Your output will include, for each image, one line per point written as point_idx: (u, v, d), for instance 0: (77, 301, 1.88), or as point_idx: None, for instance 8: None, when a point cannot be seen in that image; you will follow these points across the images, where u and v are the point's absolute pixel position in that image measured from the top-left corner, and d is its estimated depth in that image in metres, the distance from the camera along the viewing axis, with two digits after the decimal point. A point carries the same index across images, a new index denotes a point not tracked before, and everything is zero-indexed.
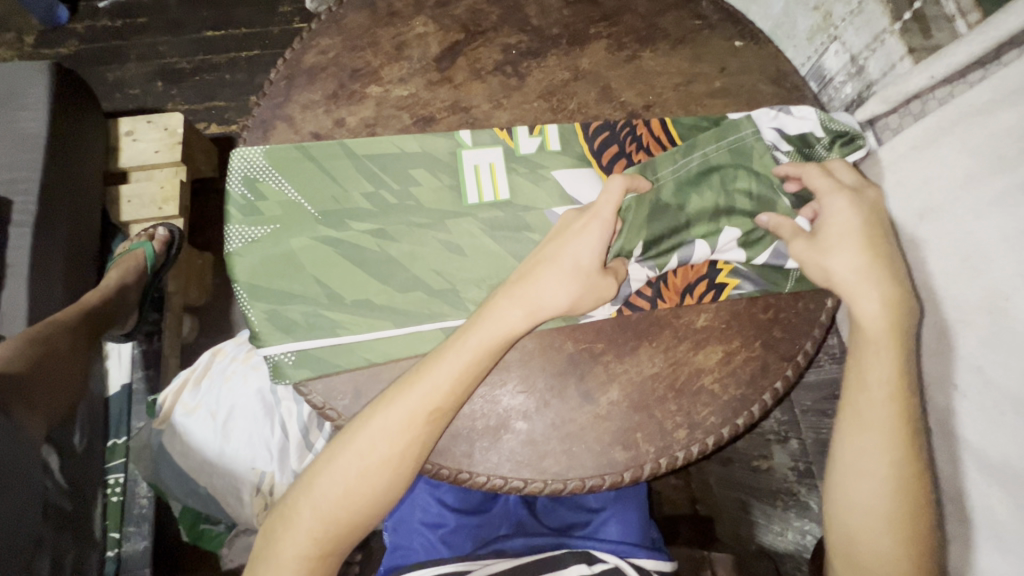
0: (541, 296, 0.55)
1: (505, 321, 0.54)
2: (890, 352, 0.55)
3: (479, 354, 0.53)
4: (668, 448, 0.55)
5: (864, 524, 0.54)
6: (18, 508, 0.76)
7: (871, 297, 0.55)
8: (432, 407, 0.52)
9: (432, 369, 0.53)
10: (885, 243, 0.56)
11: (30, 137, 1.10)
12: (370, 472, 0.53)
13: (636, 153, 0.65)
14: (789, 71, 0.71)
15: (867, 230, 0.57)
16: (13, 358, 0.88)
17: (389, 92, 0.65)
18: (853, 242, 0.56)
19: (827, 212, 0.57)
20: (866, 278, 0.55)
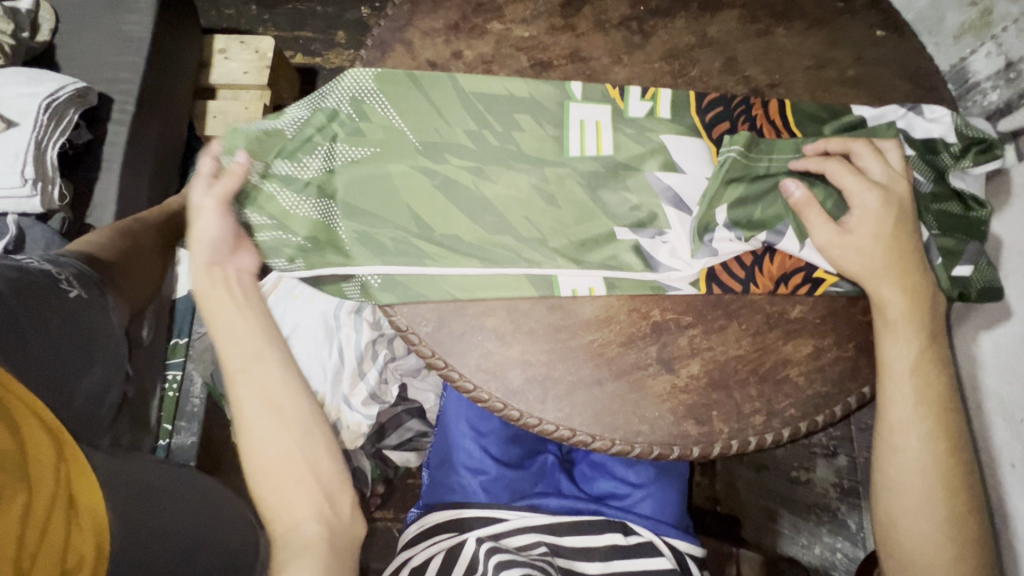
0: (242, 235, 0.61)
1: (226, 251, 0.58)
2: (905, 331, 0.53)
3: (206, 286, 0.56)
4: (742, 431, 0.54)
5: (924, 528, 0.52)
6: (104, 381, 0.77)
7: (890, 289, 0.53)
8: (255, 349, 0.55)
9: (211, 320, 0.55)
10: (912, 243, 0.54)
11: (135, 40, 1.14)
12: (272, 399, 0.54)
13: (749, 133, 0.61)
14: (929, 70, 0.66)
15: (898, 228, 0.53)
16: (104, 247, 0.93)
17: (510, 31, 0.64)
18: (884, 233, 0.53)
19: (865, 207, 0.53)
20: (883, 274, 0.53)
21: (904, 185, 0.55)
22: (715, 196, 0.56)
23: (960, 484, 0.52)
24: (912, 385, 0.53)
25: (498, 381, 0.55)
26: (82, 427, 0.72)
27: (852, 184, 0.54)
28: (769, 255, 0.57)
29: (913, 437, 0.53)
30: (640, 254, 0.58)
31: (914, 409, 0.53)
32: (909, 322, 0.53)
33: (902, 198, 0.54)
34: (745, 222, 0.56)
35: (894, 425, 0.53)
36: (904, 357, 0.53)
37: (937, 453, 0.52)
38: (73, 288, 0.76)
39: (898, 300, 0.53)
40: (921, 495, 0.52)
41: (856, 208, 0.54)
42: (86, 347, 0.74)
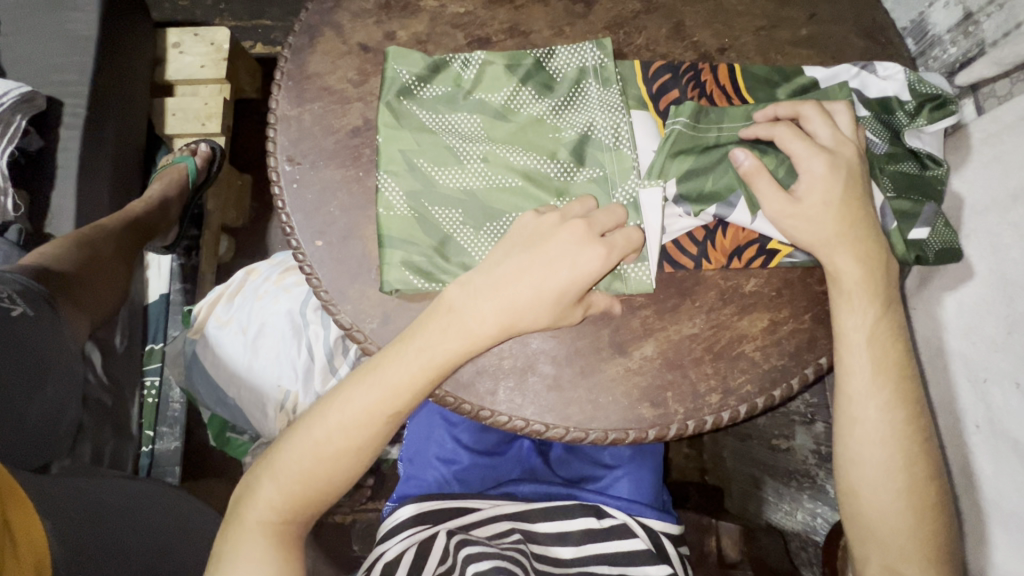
0: (513, 293, 0.50)
1: (469, 318, 0.50)
2: (861, 299, 0.52)
3: (437, 367, 0.51)
4: (697, 411, 0.53)
5: (884, 497, 0.51)
6: (62, 398, 0.75)
7: (844, 258, 0.51)
8: (392, 409, 0.52)
9: (393, 365, 0.51)
10: (865, 209, 0.52)
11: (80, 39, 1.09)
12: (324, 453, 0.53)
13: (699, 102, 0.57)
14: (885, 24, 0.63)
15: (848, 193, 0.51)
16: (61, 258, 0.91)
17: (445, 8, 0.61)
18: (835, 201, 0.51)
19: (810, 176, 0.51)
20: (836, 244, 0.51)
21: (852, 149, 0.52)
22: (661, 171, 0.54)
23: (920, 451, 0.52)
24: (869, 355, 0.52)
25: (448, 375, 0.54)
26: (33, 448, 0.71)
27: (799, 149, 0.52)
28: (721, 228, 0.55)
29: (871, 408, 0.52)
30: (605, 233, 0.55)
31: (870, 379, 0.52)
32: (863, 290, 0.52)
33: (851, 161, 0.52)
34: (694, 197, 0.53)
35: (852, 396, 0.52)
36: (858, 328, 0.52)
37: (896, 422, 0.51)
38: (17, 305, 0.74)
39: (851, 268, 0.51)
40: (881, 464, 0.51)
41: (804, 174, 0.51)
42: (39, 364, 0.72)
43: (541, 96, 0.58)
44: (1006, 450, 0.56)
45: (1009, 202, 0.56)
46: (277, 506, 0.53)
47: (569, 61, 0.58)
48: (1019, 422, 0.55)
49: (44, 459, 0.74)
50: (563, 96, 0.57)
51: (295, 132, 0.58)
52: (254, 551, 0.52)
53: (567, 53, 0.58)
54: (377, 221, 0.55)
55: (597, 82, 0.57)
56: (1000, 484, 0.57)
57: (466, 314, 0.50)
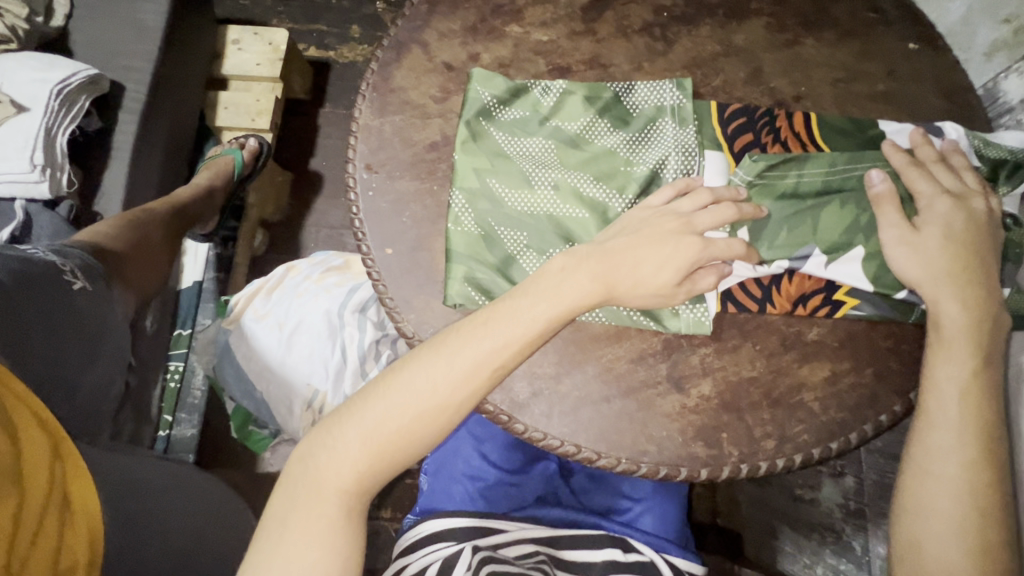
0: (633, 266, 0.51)
1: (583, 285, 0.51)
2: (961, 353, 0.51)
3: (551, 324, 0.50)
4: (751, 456, 0.52)
5: (948, 564, 0.49)
6: (105, 377, 0.77)
7: (950, 304, 0.51)
8: (498, 364, 0.50)
9: (507, 317, 0.50)
10: (975, 268, 0.52)
11: (150, 28, 1.13)
12: (422, 412, 0.49)
13: (772, 146, 0.58)
14: (962, 87, 0.63)
15: (953, 251, 0.52)
16: (112, 237, 0.93)
17: (529, 35, 0.63)
18: (933, 260, 0.51)
19: (889, 230, 0.53)
20: (938, 288, 0.52)
21: (948, 207, 0.53)
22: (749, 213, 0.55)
23: (997, 516, 0.49)
24: (958, 409, 0.51)
25: (504, 394, 0.54)
26: (81, 422, 0.72)
27: (892, 203, 0.53)
28: (788, 274, 0.55)
29: (951, 464, 0.50)
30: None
31: (956, 436, 0.50)
32: (959, 343, 0.51)
33: (953, 221, 0.52)
34: (769, 245, 0.54)
35: (928, 445, 0.51)
36: (950, 381, 0.51)
37: (978, 482, 0.49)
38: (78, 280, 0.76)
39: (954, 317, 0.51)
40: (955, 523, 0.49)
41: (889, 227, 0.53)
42: (91, 341, 0.74)
43: (615, 129, 0.59)
44: None
45: None
46: (356, 469, 0.48)
47: (647, 98, 0.59)
48: None
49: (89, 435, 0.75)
50: (638, 131, 0.58)
51: (375, 141, 0.59)
52: (330, 518, 0.47)
53: (646, 90, 0.60)
54: (446, 234, 0.56)
55: (674, 120, 0.58)
56: None
57: (578, 276, 0.51)
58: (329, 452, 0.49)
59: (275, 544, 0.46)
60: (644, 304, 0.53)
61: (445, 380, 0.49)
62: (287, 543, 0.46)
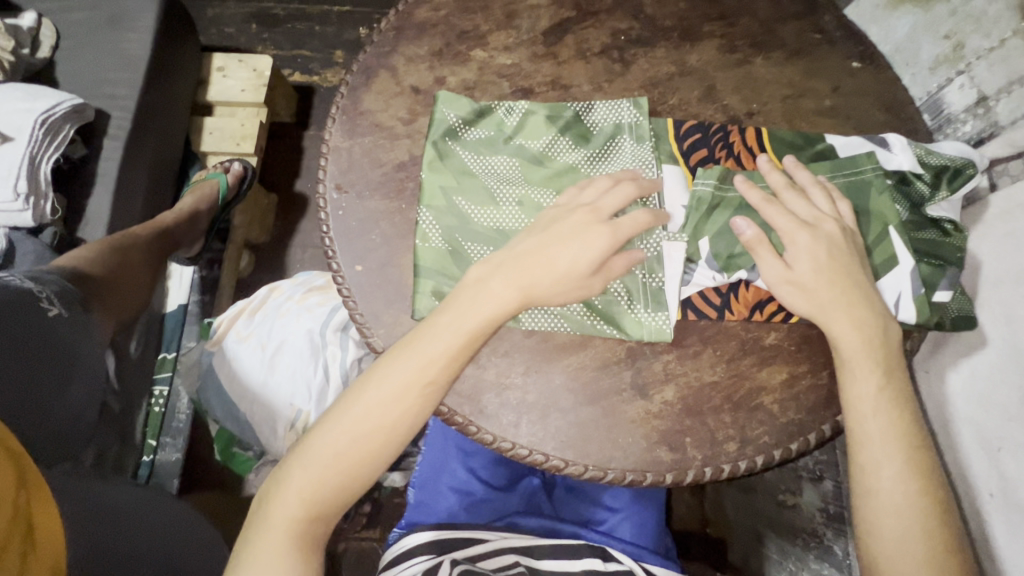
0: (541, 268, 0.54)
1: (497, 293, 0.53)
2: (865, 368, 0.53)
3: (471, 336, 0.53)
4: (714, 458, 0.54)
5: (902, 569, 0.50)
6: (83, 402, 0.77)
7: (845, 322, 0.53)
8: (426, 380, 0.53)
9: (428, 335, 0.53)
10: (856, 282, 0.54)
11: (133, 58, 1.16)
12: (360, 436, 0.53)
13: (725, 161, 0.60)
14: (905, 101, 0.66)
15: (834, 264, 0.54)
16: (93, 263, 0.94)
17: (493, 59, 0.66)
18: (828, 276, 0.54)
19: (795, 250, 0.54)
20: (836, 309, 0.53)
21: (833, 224, 0.55)
22: (696, 230, 0.56)
23: (939, 520, 0.51)
24: (887, 419, 0.53)
25: (472, 405, 0.55)
26: (54, 447, 0.72)
27: (783, 221, 0.55)
28: (744, 283, 0.57)
29: (887, 474, 0.52)
30: (628, 285, 0.56)
31: (883, 447, 0.52)
32: (862, 356, 0.53)
33: (833, 235, 0.55)
34: (725, 258, 0.56)
35: (861, 454, 0.53)
36: (864, 394, 0.53)
37: (914, 489, 0.51)
38: (53, 306, 0.77)
39: (849, 336, 0.53)
40: (899, 533, 0.51)
41: (790, 246, 0.55)
42: (70, 366, 0.75)
43: (576, 146, 0.61)
44: None
45: (1021, 275, 0.58)
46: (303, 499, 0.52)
47: (607, 115, 0.62)
48: None
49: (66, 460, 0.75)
50: (600, 148, 0.61)
51: (345, 163, 0.62)
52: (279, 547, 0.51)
53: (605, 108, 0.62)
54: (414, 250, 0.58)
55: (631, 138, 0.61)
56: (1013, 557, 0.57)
57: (493, 284, 0.53)
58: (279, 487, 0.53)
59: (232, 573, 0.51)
60: (566, 296, 0.54)
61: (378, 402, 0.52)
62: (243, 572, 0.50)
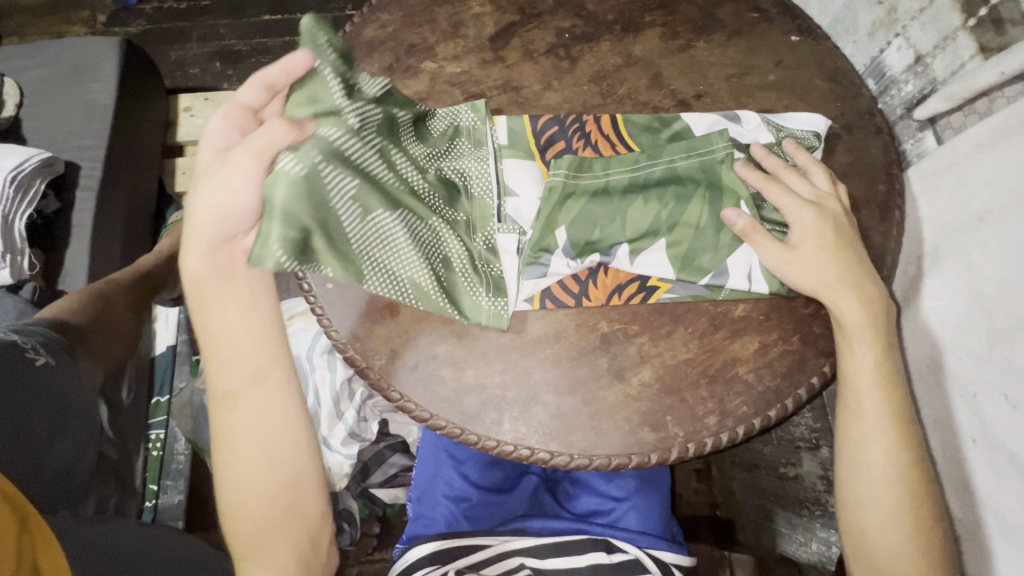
0: (222, 201, 0.46)
1: (209, 269, 0.49)
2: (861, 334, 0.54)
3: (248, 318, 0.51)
4: (697, 434, 0.55)
5: (887, 521, 0.53)
6: (78, 448, 0.78)
7: (849, 299, 0.54)
8: (253, 367, 0.52)
9: (218, 347, 0.51)
10: (855, 254, 0.56)
11: (100, 107, 1.17)
12: (254, 465, 0.52)
13: (583, 150, 0.61)
14: (846, 68, 0.68)
15: (839, 241, 0.56)
16: (76, 312, 0.95)
17: (443, 68, 0.67)
18: (830, 254, 0.55)
19: (799, 228, 0.56)
20: (836, 286, 0.55)
21: (832, 203, 0.58)
22: (552, 216, 0.57)
23: (913, 471, 0.53)
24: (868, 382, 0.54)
25: (454, 408, 0.56)
26: (54, 496, 0.73)
27: (787, 201, 0.56)
28: (602, 268, 0.59)
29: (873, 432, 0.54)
30: (472, 271, 0.56)
31: (870, 406, 0.54)
32: (866, 332, 0.54)
33: (837, 214, 0.57)
34: (581, 245, 0.57)
35: (853, 419, 0.55)
36: (862, 368, 0.54)
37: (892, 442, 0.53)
38: (40, 355, 0.79)
39: (854, 309, 0.54)
40: (886, 488, 0.53)
41: (796, 225, 0.56)
42: (59, 414, 0.76)
43: (419, 140, 0.58)
44: (1004, 462, 0.58)
45: (975, 222, 0.60)
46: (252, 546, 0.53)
47: (446, 119, 0.61)
48: (1014, 434, 0.56)
49: (67, 507, 0.76)
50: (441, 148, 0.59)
51: None
52: None
53: (443, 113, 0.61)
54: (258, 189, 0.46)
55: (469, 142, 0.60)
56: (999, 496, 0.58)
57: (222, 255, 0.49)
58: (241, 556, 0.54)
59: None
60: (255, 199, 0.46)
61: (250, 425, 0.52)
62: None
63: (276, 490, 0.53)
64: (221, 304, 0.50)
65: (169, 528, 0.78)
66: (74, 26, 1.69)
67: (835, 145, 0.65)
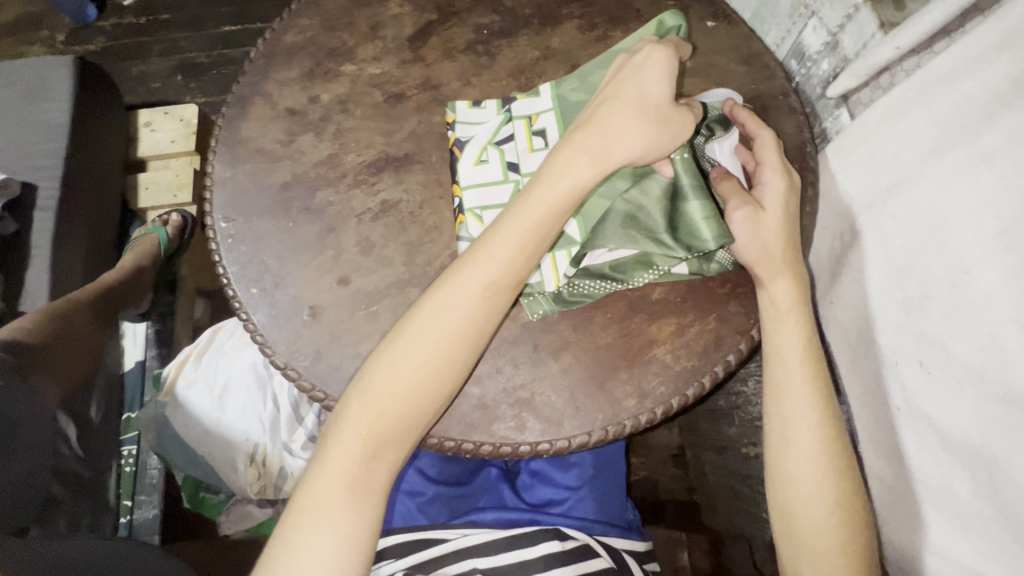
0: (610, 139, 0.52)
1: (572, 167, 0.52)
2: (783, 307, 0.56)
3: (540, 224, 0.52)
4: (617, 416, 0.56)
5: (806, 489, 0.53)
6: (31, 465, 0.80)
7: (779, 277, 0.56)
8: (490, 281, 0.52)
9: (497, 230, 0.52)
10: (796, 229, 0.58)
11: (55, 127, 1.16)
12: (420, 373, 0.52)
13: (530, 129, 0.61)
14: (760, 50, 0.69)
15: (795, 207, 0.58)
16: (33, 330, 0.94)
17: (363, 70, 0.68)
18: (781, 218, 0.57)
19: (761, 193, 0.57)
20: (772, 264, 0.56)
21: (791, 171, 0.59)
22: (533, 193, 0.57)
23: (831, 438, 0.54)
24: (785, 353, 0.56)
25: None
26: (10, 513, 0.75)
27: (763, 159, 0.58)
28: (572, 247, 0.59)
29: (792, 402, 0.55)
30: None
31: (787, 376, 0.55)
32: (792, 311, 0.56)
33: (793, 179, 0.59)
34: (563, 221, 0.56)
35: (782, 397, 0.55)
36: (794, 348, 0.55)
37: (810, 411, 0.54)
38: None
39: (786, 290, 0.56)
40: (804, 456, 0.54)
41: (765, 188, 0.57)
42: (10, 431, 0.78)
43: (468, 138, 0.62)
44: (921, 428, 0.59)
45: (885, 195, 0.61)
46: (363, 439, 0.51)
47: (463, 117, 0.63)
48: (929, 399, 0.57)
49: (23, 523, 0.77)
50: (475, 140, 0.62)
51: (230, 192, 0.64)
52: (331, 500, 0.50)
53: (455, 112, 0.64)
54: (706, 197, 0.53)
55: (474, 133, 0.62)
56: (920, 461, 0.59)
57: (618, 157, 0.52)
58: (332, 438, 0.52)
59: (279, 534, 0.50)
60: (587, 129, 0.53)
61: (440, 317, 0.52)
62: (296, 529, 0.50)
63: (409, 410, 0.52)
64: (545, 188, 0.52)
65: (122, 539, 0.82)
66: (31, 45, 1.68)
67: None
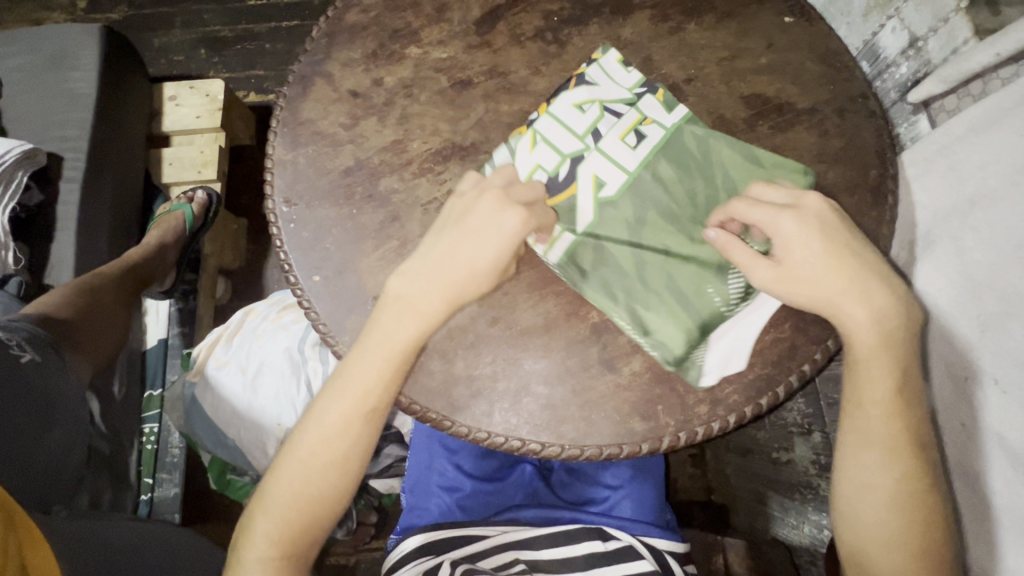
0: (477, 242, 0.52)
1: (443, 260, 0.53)
2: (866, 344, 0.51)
3: (428, 312, 0.53)
4: (688, 422, 0.55)
5: (879, 535, 0.52)
6: (66, 443, 0.78)
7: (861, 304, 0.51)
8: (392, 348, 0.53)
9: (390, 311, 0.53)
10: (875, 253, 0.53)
11: (81, 96, 1.14)
12: (330, 440, 0.53)
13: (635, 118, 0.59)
14: (838, 50, 0.67)
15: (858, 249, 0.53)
16: (63, 306, 0.93)
17: (427, 54, 0.66)
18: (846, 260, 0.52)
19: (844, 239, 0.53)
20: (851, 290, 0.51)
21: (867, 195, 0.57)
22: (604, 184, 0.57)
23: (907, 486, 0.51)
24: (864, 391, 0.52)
25: (444, 400, 0.56)
26: (44, 491, 0.74)
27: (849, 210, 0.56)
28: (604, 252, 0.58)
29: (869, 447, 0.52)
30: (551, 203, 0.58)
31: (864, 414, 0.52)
32: (873, 346, 0.51)
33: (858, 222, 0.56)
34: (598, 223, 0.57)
35: (858, 444, 0.52)
36: (880, 398, 0.51)
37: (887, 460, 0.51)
38: (25, 352, 0.78)
39: (866, 325, 0.51)
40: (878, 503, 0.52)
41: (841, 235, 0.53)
42: (47, 409, 0.76)
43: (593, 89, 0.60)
44: (991, 446, 0.58)
45: (967, 206, 0.60)
46: (283, 519, 0.54)
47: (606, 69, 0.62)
48: (1002, 418, 0.56)
49: (56, 503, 0.76)
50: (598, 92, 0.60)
51: (291, 175, 0.62)
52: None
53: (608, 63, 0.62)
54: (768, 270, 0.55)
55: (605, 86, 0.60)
56: (988, 480, 0.58)
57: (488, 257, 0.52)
58: (260, 519, 0.54)
59: None
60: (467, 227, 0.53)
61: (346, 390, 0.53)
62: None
63: (337, 474, 0.54)
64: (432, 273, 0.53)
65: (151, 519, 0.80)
66: (52, 12, 1.64)
67: (826, 128, 0.64)
